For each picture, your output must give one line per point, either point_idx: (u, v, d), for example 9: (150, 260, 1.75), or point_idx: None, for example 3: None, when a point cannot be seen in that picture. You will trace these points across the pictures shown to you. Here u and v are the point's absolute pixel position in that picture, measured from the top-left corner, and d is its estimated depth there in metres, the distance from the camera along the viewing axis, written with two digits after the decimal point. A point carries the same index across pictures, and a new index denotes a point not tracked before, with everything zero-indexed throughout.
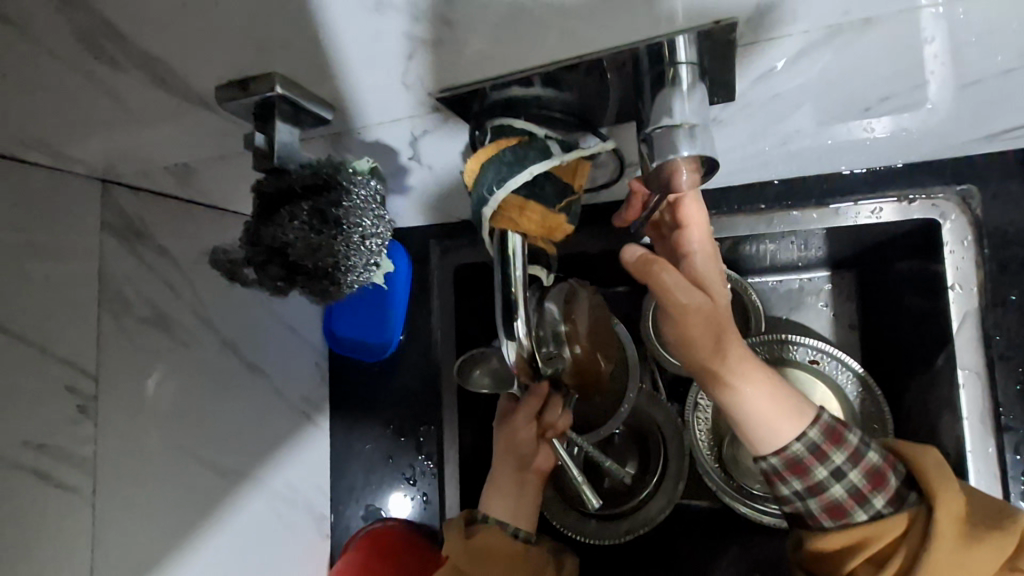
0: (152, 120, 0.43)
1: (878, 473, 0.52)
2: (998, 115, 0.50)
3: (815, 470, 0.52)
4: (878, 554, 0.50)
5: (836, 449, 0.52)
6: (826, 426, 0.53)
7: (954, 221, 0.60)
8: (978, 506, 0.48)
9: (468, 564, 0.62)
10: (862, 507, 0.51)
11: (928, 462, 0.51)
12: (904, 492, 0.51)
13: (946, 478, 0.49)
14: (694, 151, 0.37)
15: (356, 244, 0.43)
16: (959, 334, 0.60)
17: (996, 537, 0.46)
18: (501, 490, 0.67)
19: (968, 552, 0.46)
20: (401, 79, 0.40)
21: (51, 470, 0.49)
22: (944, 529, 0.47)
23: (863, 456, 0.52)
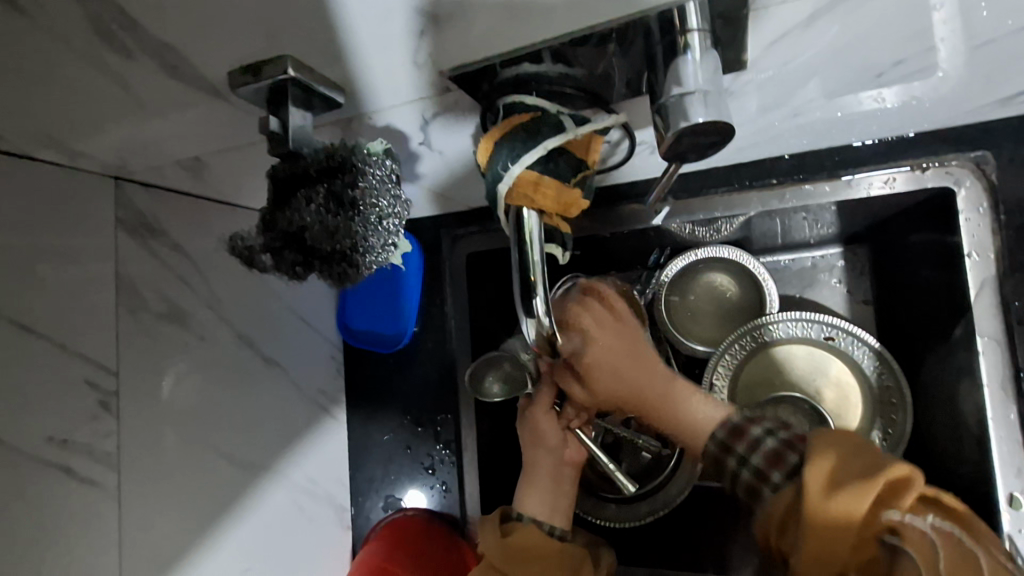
0: (166, 111, 0.43)
1: (774, 453, 0.51)
2: (1013, 76, 0.49)
3: (727, 460, 0.54)
4: (780, 523, 0.48)
5: (738, 442, 0.54)
6: (733, 425, 0.56)
7: (969, 188, 0.59)
8: (855, 460, 0.44)
9: (504, 563, 0.62)
10: (768, 484, 0.50)
11: (817, 433, 0.48)
12: (798, 466, 0.49)
13: (826, 441, 0.46)
14: (710, 115, 0.37)
15: (374, 225, 0.44)
16: (976, 302, 0.59)
17: (859, 487, 0.42)
18: (536, 486, 0.67)
19: (829, 504, 0.43)
20: (411, 59, 0.40)
21: (75, 465, 0.49)
22: (808, 483, 0.44)
23: (761, 441, 0.53)
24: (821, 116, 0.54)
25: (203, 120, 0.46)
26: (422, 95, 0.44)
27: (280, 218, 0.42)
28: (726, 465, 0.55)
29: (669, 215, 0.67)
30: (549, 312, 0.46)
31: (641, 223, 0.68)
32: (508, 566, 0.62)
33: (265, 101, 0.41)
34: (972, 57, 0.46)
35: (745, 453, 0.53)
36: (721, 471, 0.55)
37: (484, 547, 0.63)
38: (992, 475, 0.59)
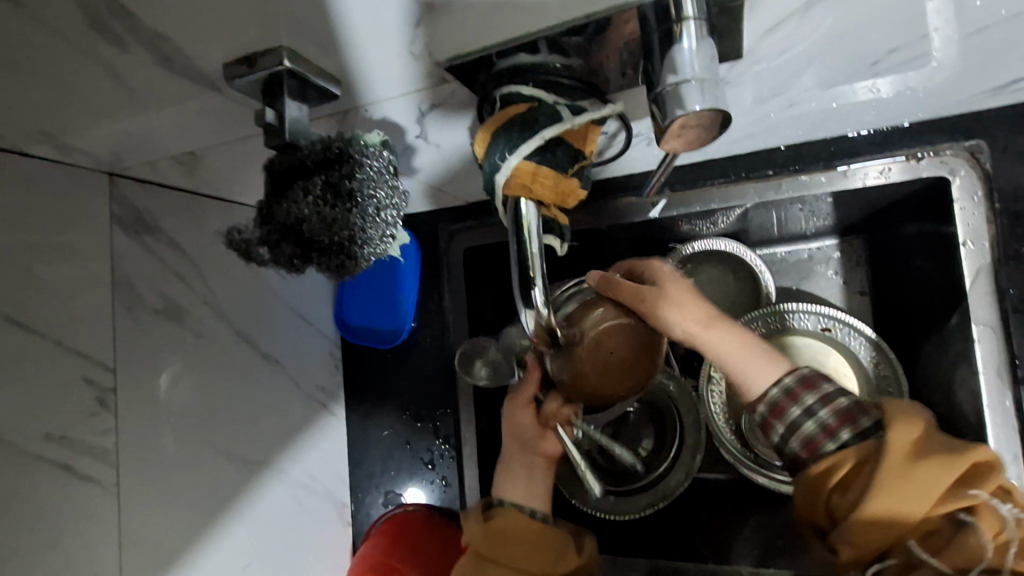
0: (160, 104, 0.43)
1: (846, 412, 0.49)
2: (1008, 65, 0.49)
3: (789, 409, 0.51)
4: (838, 482, 0.47)
5: (806, 393, 0.51)
6: (801, 375, 0.52)
7: (963, 177, 0.59)
8: (939, 438, 0.45)
9: (488, 547, 0.59)
10: (833, 440, 0.48)
11: (892, 402, 0.48)
12: (871, 429, 0.47)
13: (912, 414, 0.47)
14: (706, 104, 0.37)
15: (371, 217, 0.43)
16: (972, 290, 0.60)
17: (949, 459, 0.43)
18: (511, 475, 0.66)
19: (916, 470, 0.43)
20: (406, 49, 0.39)
21: (75, 462, 0.49)
22: (895, 448, 0.44)
23: (833, 397, 0.49)
24: (815, 107, 0.54)
25: (198, 114, 0.46)
26: (417, 86, 0.44)
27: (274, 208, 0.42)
28: (785, 417, 0.51)
29: (666, 207, 0.67)
30: (547, 301, 0.47)
31: (638, 215, 0.68)
32: (492, 549, 0.59)
33: (260, 94, 0.41)
34: (965, 46, 0.46)
35: (811, 405, 0.50)
36: (775, 419, 0.51)
37: (465, 534, 0.62)
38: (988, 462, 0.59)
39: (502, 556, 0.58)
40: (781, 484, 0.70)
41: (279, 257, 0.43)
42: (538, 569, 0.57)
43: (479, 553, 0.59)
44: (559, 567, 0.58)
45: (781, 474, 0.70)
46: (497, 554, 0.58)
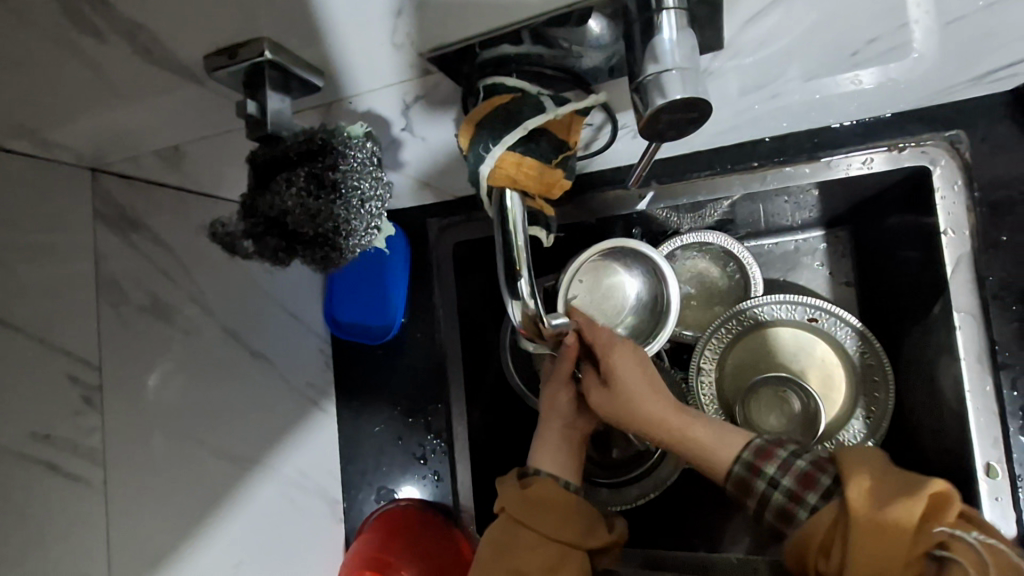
0: (141, 97, 0.43)
1: (805, 474, 0.50)
2: (986, 55, 0.50)
3: (757, 484, 0.53)
4: (818, 550, 0.45)
5: (765, 462, 0.53)
6: (758, 447, 0.54)
7: (944, 166, 0.60)
8: (892, 476, 0.44)
9: (523, 512, 0.61)
10: (802, 506, 0.49)
11: (845, 450, 0.48)
12: (831, 486, 0.48)
13: (863, 459, 0.46)
14: (686, 93, 0.37)
15: (356, 209, 0.43)
16: (953, 277, 0.61)
17: (907, 499, 0.41)
18: (548, 447, 0.67)
19: (878, 520, 0.41)
20: (389, 39, 0.39)
21: (60, 461, 0.49)
22: (853, 499, 0.43)
23: (789, 462, 0.52)
24: (799, 99, 0.55)
25: (183, 107, 0.46)
26: (403, 78, 0.44)
27: (291, 178, 0.41)
28: (754, 487, 0.53)
29: (654, 199, 0.68)
30: (534, 292, 0.46)
31: (626, 207, 0.69)
32: (528, 516, 0.61)
33: (242, 85, 0.41)
34: (944, 36, 0.47)
35: (777, 474, 0.52)
36: (748, 495, 0.53)
37: (502, 497, 0.63)
38: (970, 446, 0.60)
39: (538, 524, 0.60)
40: None
41: (268, 237, 0.42)
42: (569, 540, 0.59)
43: (514, 517, 0.61)
44: (588, 540, 0.60)
45: None
46: (532, 521, 0.60)
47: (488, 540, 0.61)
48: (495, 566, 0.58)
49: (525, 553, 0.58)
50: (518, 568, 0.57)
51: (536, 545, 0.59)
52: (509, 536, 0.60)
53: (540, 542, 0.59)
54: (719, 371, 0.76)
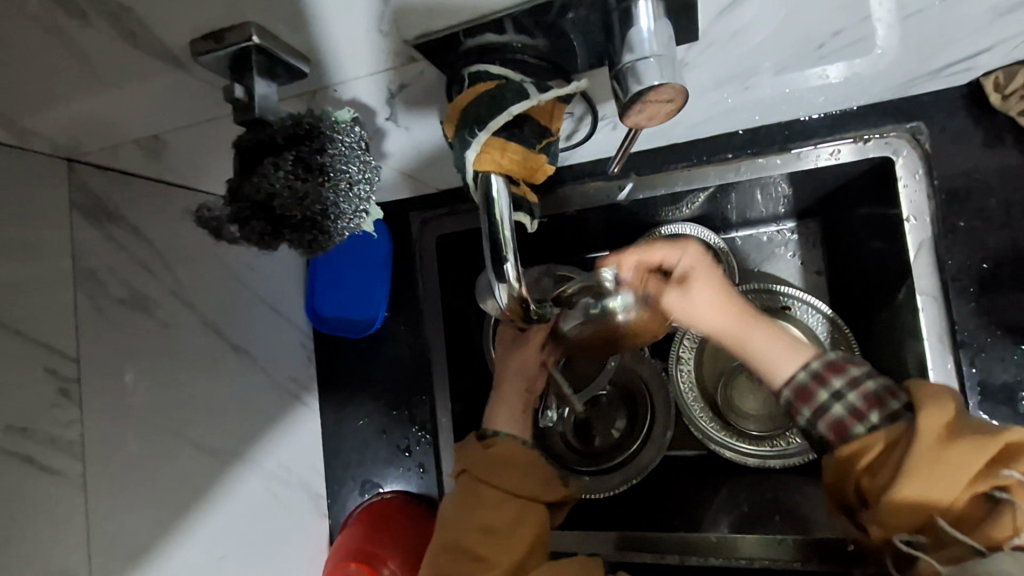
0: (122, 82, 0.42)
1: (876, 396, 0.52)
2: (941, 48, 0.53)
3: (818, 393, 0.55)
4: (867, 466, 0.50)
5: (834, 377, 0.55)
6: (827, 360, 0.57)
7: (906, 156, 0.63)
8: (978, 420, 0.46)
9: (485, 471, 0.61)
10: (862, 423, 0.52)
11: (928, 386, 0.50)
12: (900, 411, 0.51)
13: (947, 396, 0.48)
14: (665, 78, 0.38)
15: (344, 192, 0.44)
16: (915, 261, 0.64)
17: (979, 440, 0.44)
18: (509, 408, 0.68)
19: (942, 451, 0.45)
20: (376, 26, 0.39)
21: (37, 454, 0.48)
22: (924, 429, 0.46)
23: (861, 382, 0.54)
24: (769, 92, 0.57)
25: (166, 96, 0.46)
26: (386, 66, 0.44)
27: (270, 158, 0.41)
28: (814, 397, 0.55)
29: (633, 190, 0.70)
30: (519, 275, 0.47)
31: (606, 199, 0.71)
32: (489, 473, 0.61)
33: (227, 71, 0.41)
34: (903, 30, 0.49)
35: (841, 390, 0.54)
36: (803, 403, 0.56)
37: (464, 459, 0.63)
38: None
39: (499, 480, 0.60)
40: (746, 456, 0.73)
41: (244, 214, 0.42)
42: (532, 494, 0.61)
43: (477, 477, 0.61)
44: (549, 494, 0.62)
45: (746, 446, 0.74)
46: (495, 479, 0.61)
47: (452, 500, 0.61)
48: (461, 523, 0.59)
49: (490, 510, 0.59)
50: (487, 524, 0.58)
51: (500, 501, 0.59)
52: (471, 495, 0.60)
53: (503, 498, 0.59)
54: (698, 358, 0.80)
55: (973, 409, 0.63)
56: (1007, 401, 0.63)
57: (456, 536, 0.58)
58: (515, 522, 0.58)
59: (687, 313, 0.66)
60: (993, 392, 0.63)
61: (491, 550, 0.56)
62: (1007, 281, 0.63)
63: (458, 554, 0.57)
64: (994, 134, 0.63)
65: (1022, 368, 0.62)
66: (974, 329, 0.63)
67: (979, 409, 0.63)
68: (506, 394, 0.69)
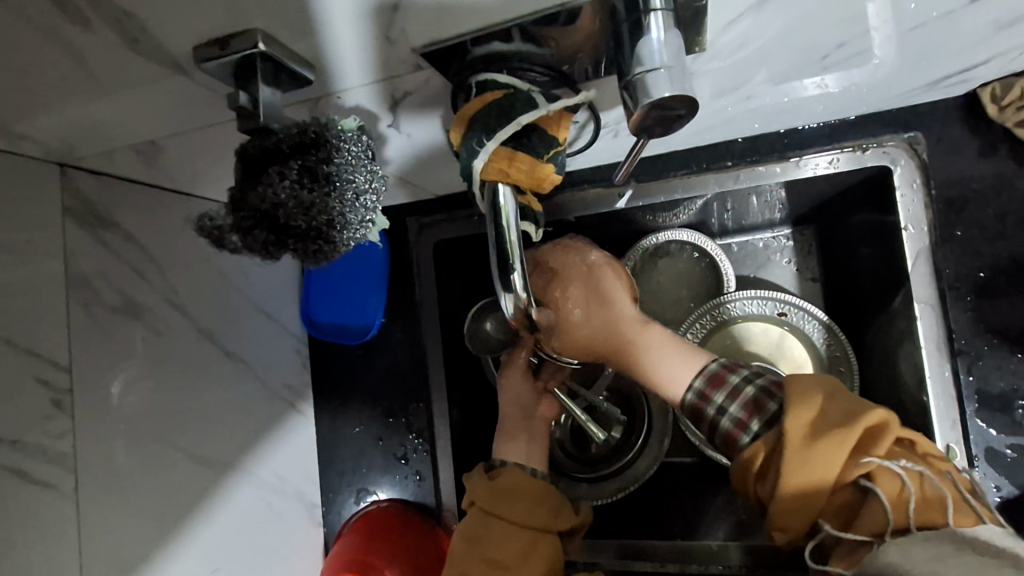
0: (121, 86, 0.42)
1: (754, 401, 0.54)
2: (940, 60, 0.53)
3: (706, 410, 0.56)
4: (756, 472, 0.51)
5: (716, 390, 0.56)
6: (711, 374, 0.58)
7: (904, 166, 0.63)
8: (834, 407, 0.48)
9: (493, 502, 0.62)
10: (747, 433, 0.53)
11: (792, 380, 0.52)
12: (776, 413, 0.52)
13: (805, 392, 0.50)
14: (674, 90, 0.38)
15: (351, 202, 0.43)
16: (913, 270, 0.64)
17: (839, 436, 0.46)
18: (513, 433, 0.69)
19: (812, 451, 0.47)
20: (383, 34, 0.38)
21: (27, 466, 0.47)
22: (791, 432, 0.48)
23: (739, 390, 0.55)
24: (770, 101, 0.57)
25: (163, 100, 0.45)
26: (391, 73, 0.44)
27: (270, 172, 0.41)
28: (705, 414, 0.56)
29: (632, 197, 0.70)
30: (527, 286, 0.47)
31: (605, 206, 0.71)
32: (497, 505, 0.62)
33: (231, 77, 0.41)
34: (902, 43, 0.49)
35: (724, 401, 0.55)
36: (699, 420, 0.57)
37: (471, 492, 0.64)
38: (932, 430, 0.62)
39: (507, 512, 0.61)
40: None
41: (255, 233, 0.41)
42: (540, 524, 0.61)
43: (485, 509, 0.62)
44: (557, 522, 0.63)
45: None
46: (503, 510, 0.62)
47: (460, 532, 0.62)
48: (470, 554, 0.60)
49: (498, 543, 0.60)
50: (493, 556, 0.59)
51: (507, 533, 0.60)
52: (479, 528, 0.61)
53: (512, 530, 0.60)
54: None
55: (970, 416, 0.64)
56: (1003, 408, 0.63)
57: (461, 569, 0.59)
58: (525, 554, 0.59)
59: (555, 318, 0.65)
60: (989, 399, 0.64)
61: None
62: (1002, 289, 0.64)
63: None
64: (989, 144, 0.64)
65: (1017, 376, 0.63)
66: (971, 337, 0.64)
67: (976, 417, 0.64)
68: (507, 422, 0.70)
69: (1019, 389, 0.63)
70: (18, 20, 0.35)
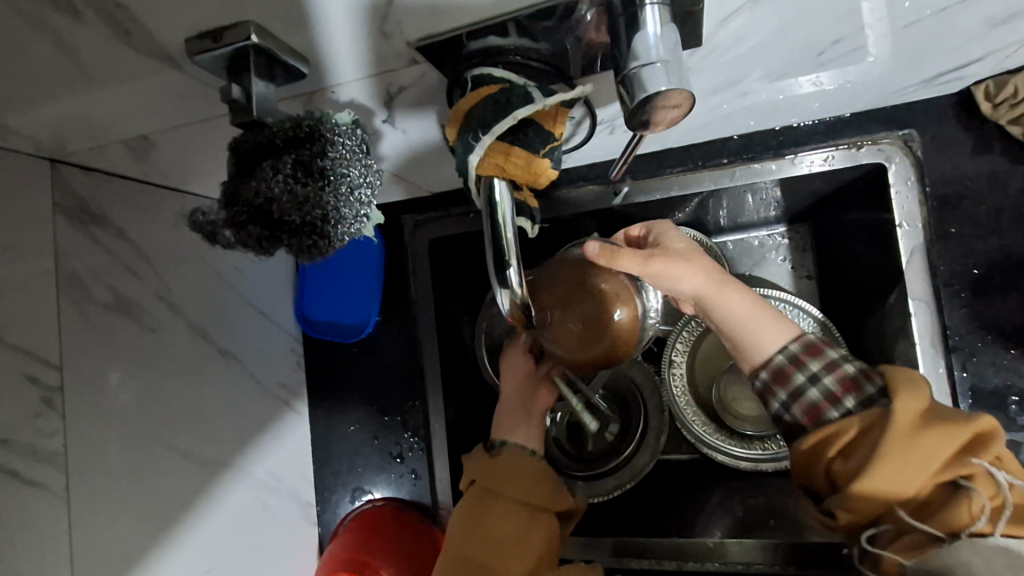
0: (111, 79, 0.41)
1: (851, 379, 0.52)
2: (935, 57, 0.53)
3: (793, 375, 0.55)
4: (840, 449, 0.50)
5: (812, 358, 0.55)
6: (807, 342, 0.56)
7: (898, 164, 0.63)
8: (945, 408, 0.47)
9: (492, 481, 0.62)
10: (836, 408, 0.52)
11: (900, 369, 0.51)
12: (874, 396, 0.50)
13: (917, 382, 0.48)
14: (671, 85, 0.38)
15: (345, 196, 0.43)
16: (908, 267, 0.64)
17: (950, 432, 0.45)
18: (513, 417, 0.68)
19: (918, 440, 0.45)
20: (378, 29, 0.38)
21: (18, 466, 0.46)
22: (899, 419, 0.47)
23: (838, 364, 0.54)
24: (765, 98, 0.58)
25: (155, 94, 0.45)
26: (386, 69, 0.43)
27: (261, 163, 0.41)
28: (791, 380, 0.55)
29: (628, 194, 0.70)
30: (523, 282, 0.47)
31: (602, 203, 0.71)
32: (496, 484, 0.62)
33: (224, 70, 0.40)
34: (898, 40, 0.49)
35: (819, 370, 0.54)
36: (778, 385, 0.56)
37: (470, 471, 0.64)
38: None
39: (506, 490, 0.61)
40: (738, 459, 0.72)
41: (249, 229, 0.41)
42: (538, 503, 0.61)
43: (484, 487, 0.62)
44: (556, 503, 0.62)
45: (739, 450, 0.73)
46: (502, 488, 0.62)
47: (459, 513, 0.62)
48: (469, 532, 0.59)
49: (497, 519, 0.59)
50: (493, 535, 0.59)
51: (506, 511, 0.60)
52: (478, 505, 0.61)
53: (511, 508, 0.60)
54: (689, 363, 0.79)
55: (964, 412, 0.64)
56: (998, 405, 0.64)
57: (461, 547, 0.59)
58: (522, 532, 0.59)
59: (665, 269, 0.56)
60: (983, 396, 0.64)
61: (498, 561, 0.57)
62: (996, 286, 0.64)
63: (465, 565, 0.57)
64: (983, 142, 0.64)
65: (1011, 373, 0.63)
66: (965, 334, 0.65)
67: (970, 413, 0.64)
68: (507, 406, 0.70)
69: (1014, 386, 0.63)
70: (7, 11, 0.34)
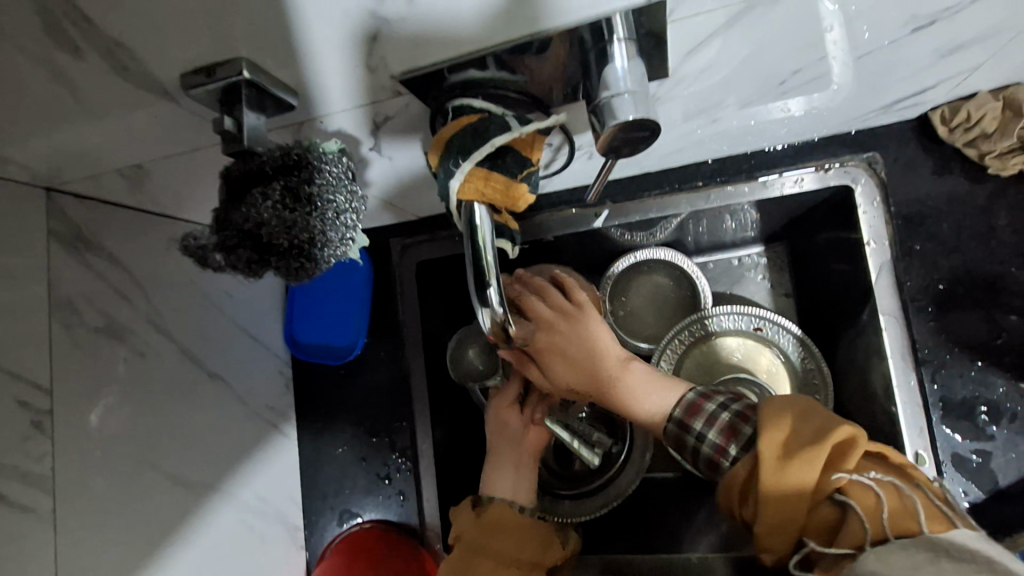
0: (113, 110, 0.43)
1: (730, 427, 0.54)
2: (893, 84, 0.57)
3: (687, 437, 0.57)
4: (739, 494, 0.50)
5: (694, 418, 0.57)
6: (688, 403, 0.59)
7: (864, 184, 0.66)
8: (805, 426, 0.48)
9: (484, 540, 0.63)
10: (727, 458, 0.53)
11: (768, 402, 0.52)
12: (752, 437, 0.52)
13: (778, 412, 0.49)
14: (639, 113, 0.41)
15: (332, 220, 0.44)
16: (876, 283, 0.66)
17: (808, 452, 0.46)
18: (501, 470, 0.68)
19: (786, 470, 0.46)
20: (365, 63, 0.41)
21: (7, 490, 0.46)
22: (765, 454, 0.47)
23: (717, 416, 0.56)
24: (736, 123, 0.60)
25: (153, 125, 0.47)
26: (372, 101, 0.46)
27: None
28: (687, 442, 0.57)
29: (608, 217, 0.72)
30: (502, 301, 0.48)
31: (583, 225, 0.73)
32: (487, 542, 0.63)
33: (217, 103, 0.43)
34: (857, 69, 0.52)
35: (703, 428, 0.56)
36: (680, 449, 0.58)
37: (460, 527, 0.65)
38: (900, 438, 0.64)
39: (496, 549, 0.63)
40: None
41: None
42: (530, 560, 0.63)
43: (475, 546, 0.63)
44: (546, 558, 0.65)
45: None
46: (492, 547, 0.63)
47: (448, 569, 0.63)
48: None
49: None
50: None
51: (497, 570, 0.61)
52: (469, 563, 0.62)
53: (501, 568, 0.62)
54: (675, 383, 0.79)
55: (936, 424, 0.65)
56: (968, 415, 0.65)
57: None
58: None
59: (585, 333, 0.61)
60: (954, 406, 0.66)
61: None
62: (961, 301, 0.67)
63: None
64: (943, 163, 0.68)
65: (978, 384, 0.66)
66: (935, 347, 0.67)
67: (942, 424, 0.66)
68: (494, 452, 0.70)
69: (982, 396, 0.65)
70: (15, 49, 0.36)
